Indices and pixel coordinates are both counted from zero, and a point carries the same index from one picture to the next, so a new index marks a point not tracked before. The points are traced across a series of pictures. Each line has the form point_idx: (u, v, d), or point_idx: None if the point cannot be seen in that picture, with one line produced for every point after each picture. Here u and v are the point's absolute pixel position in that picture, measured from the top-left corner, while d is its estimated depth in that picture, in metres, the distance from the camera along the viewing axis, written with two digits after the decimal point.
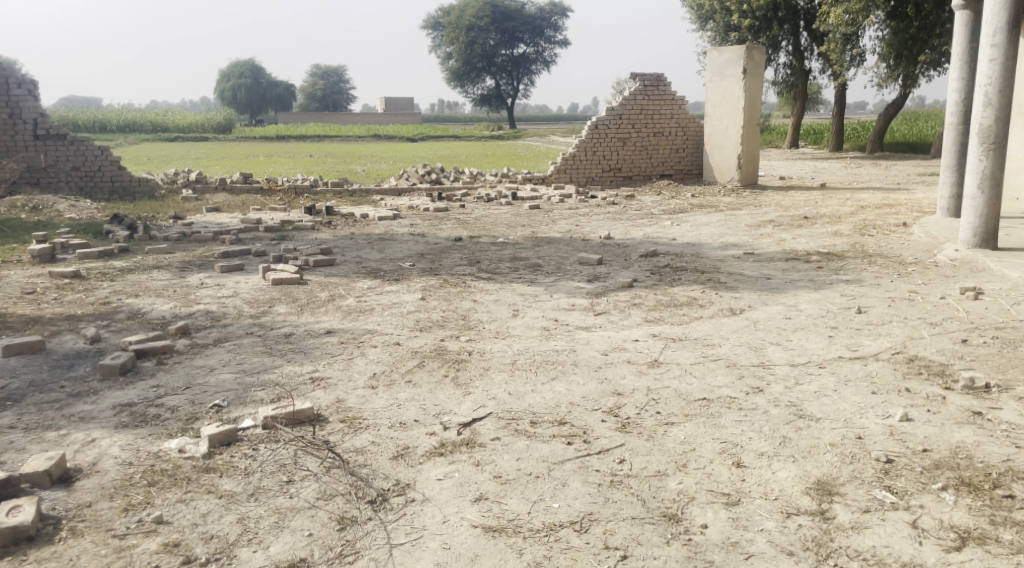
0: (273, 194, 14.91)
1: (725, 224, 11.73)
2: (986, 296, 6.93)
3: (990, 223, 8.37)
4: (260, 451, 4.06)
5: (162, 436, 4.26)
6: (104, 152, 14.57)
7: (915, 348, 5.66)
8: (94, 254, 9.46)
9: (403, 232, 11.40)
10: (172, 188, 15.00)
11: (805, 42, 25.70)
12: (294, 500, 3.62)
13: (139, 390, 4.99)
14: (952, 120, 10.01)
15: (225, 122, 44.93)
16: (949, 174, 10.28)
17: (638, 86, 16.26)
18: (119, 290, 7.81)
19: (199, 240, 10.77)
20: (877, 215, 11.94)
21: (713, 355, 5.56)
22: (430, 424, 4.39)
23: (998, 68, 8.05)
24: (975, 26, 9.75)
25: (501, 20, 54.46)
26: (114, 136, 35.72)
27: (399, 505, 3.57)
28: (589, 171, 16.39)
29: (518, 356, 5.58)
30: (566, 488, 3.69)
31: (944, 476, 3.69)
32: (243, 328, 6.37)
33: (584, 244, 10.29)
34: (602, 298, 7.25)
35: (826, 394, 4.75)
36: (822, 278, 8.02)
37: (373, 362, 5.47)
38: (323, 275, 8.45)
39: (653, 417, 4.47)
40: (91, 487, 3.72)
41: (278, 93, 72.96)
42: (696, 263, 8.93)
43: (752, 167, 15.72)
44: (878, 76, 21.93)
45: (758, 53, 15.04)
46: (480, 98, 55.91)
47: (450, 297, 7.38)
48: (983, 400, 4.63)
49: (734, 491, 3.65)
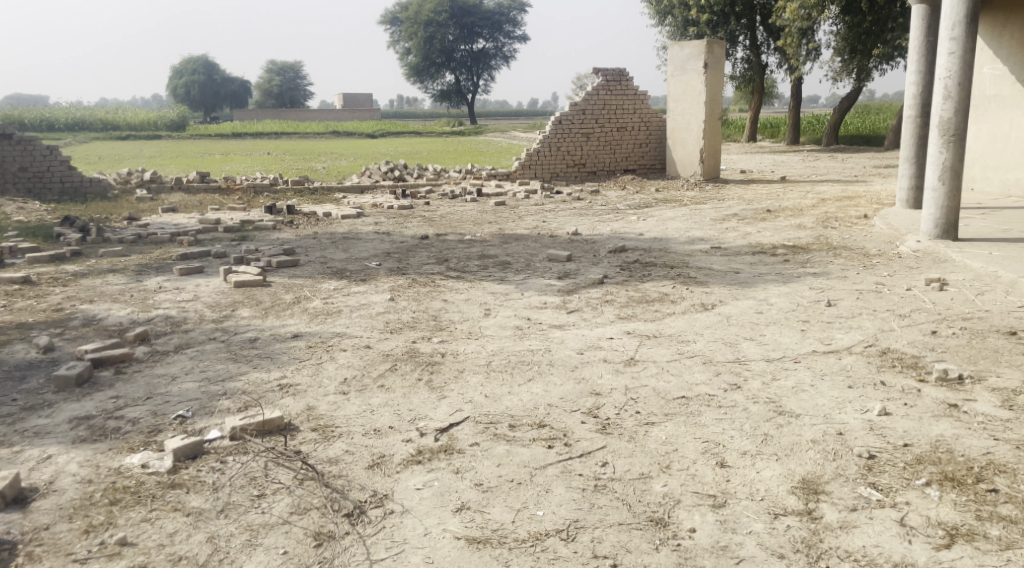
0: (232, 193, 14.59)
1: (691, 218, 11.76)
2: (951, 287, 6.99)
3: (951, 214, 8.46)
4: (228, 464, 3.90)
5: (123, 451, 4.08)
6: (54, 151, 14.12)
7: (886, 340, 5.67)
8: (44, 258, 9.12)
9: (367, 231, 11.22)
10: (125, 188, 14.61)
11: (762, 36, 25.93)
12: (267, 515, 3.47)
13: (97, 401, 4.78)
14: (911, 113, 10.13)
15: (177, 119, 43.93)
16: (908, 167, 10.37)
17: (601, 81, 16.24)
18: (72, 296, 7.53)
19: (155, 242, 10.47)
20: (838, 207, 12.06)
21: (688, 351, 5.51)
22: (406, 431, 4.27)
23: (956, 61, 8.12)
24: (931, 20, 9.87)
25: (459, 15, 54.21)
26: (61, 135, 34.43)
27: (378, 518, 3.44)
28: (553, 166, 16.32)
29: (492, 357, 5.47)
30: (549, 494, 3.59)
31: (927, 471, 3.67)
32: (206, 333, 6.18)
33: (551, 240, 10.21)
34: (574, 296, 7.17)
35: (804, 390, 4.72)
36: (790, 272, 8.04)
37: (344, 366, 5.33)
38: (287, 277, 8.26)
39: (633, 417, 4.40)
40: (48, 508, 3.54)
41: (232, 89, 71.77)
42: (665, 258, 8.91)
43: (713, 162, 15.77)
44: (833, 70, 22.21)
45: (718, 48, 15.12)
46: (440, 93, 55.63)
47: (420, 297, 7.24)
48: (957, 392, 4.64)
49: (720, 493, 3.59)
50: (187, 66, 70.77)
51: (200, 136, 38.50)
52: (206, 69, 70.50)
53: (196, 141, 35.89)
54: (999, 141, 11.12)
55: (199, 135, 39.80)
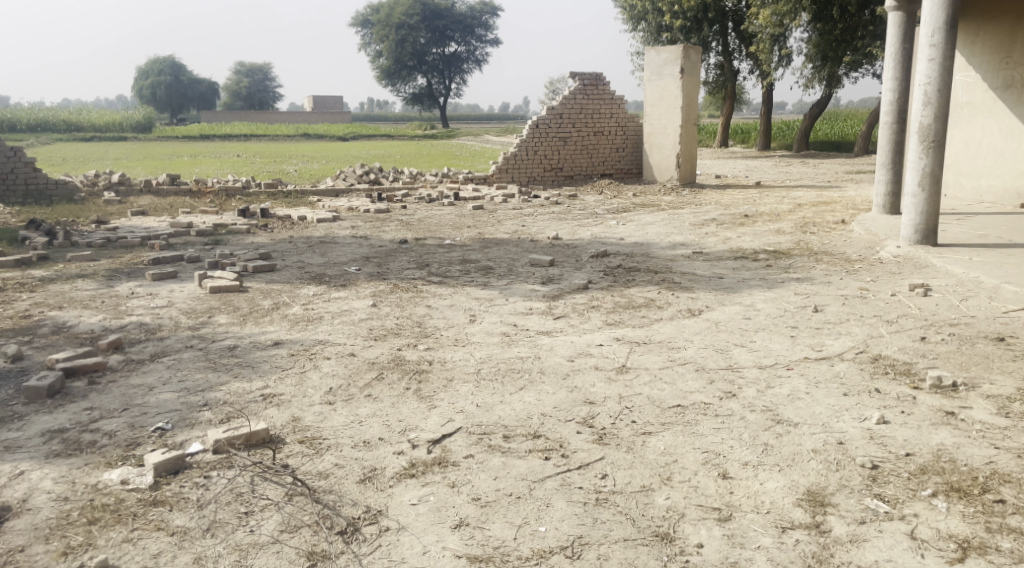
0: (203, 196, 14.32)
1: (670, 223, 11.72)
2: (935, 292, 6.99)
3: (930, 220, 8.49)
4: (212, 479, 3.73)
5: (100, 466, 3.89)
6: (17, 153, 13.74)
7: (877, 347, 5.63)
8: (10, 263, 8.86)
9: (344, 235, 11.04)
10: (93, 191, 14.32)
11: (734, 43, 26.10)
12: (256, 535, 3.32)
13: (70, 413, 4.58)
14: (887, 120, 10.15)
15: (144, 122, 43.43)
16: (885, 172, 10.39)
17: (578, 85, 16.19)
18: (40, 302, 7.27)
19: (125, 246, 10.20)
20: (815, 212, 12.12)
21: (680, 358, 5.43)
22: (397, 442, 4.14)
23: (936, 67, 8.12)
24: (907, 26, 9.89)
25: (431, 18, 53.99)
26: (24, 136, 33.97)
27: (373, 536, 3.31)
28: (530, 170, 16.26)
29: (481, 365, 5.35)
30: (550, 509, 3.49)
31: (933, 482, 3.61)
32: (182, 341, 5.98)
33: (532, 245, 10.11)
34: (560, 301, 7.08)
35: (799, 398, 4.65)
36: (773, 277, 8.01)
37: (329, 375, 5.17)
38: (264, 282, 8.06)
39: (629, 427, 4.30)
40: (22, 528, 3.35)
41: (200, 91, 70.58)
42: (648, 263, 8.86)
43: (690, 167, 15.79)
44: (804, 76, 22.37)
45: (694, 53, 15.16)
46: (411, 96, 55.46)
47: (403, 303, 7.09)
48: (953, 400, 4.58)
49: (725, 506, 3.50)
50: (152, 67, 69.49)
51: (168, 139, 37.87)
52: (172, 70, 69.17)
53: (163, 142, 35.66)
54: (972, 147, 11.21)
55: (167, 137, 39.26)
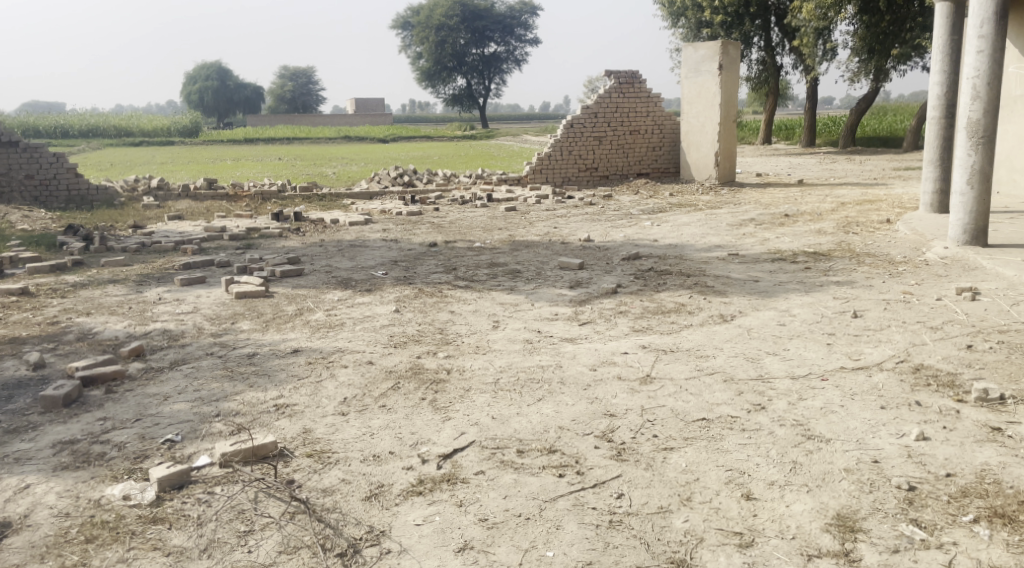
0: (239, 200, 14.39)
1: (706, 224, 11.41)
2: (983, 296, 6.63)
3: (980, 220, 8.08)
4: (216, 496, 3.62)
5: (105, 480, 3.82)
6: (60, 159, 13.97)
7: (919, 356, 5.32)
8: (45, 268, 8.95)
9: (375, 238, 10.98)
10: (132, 196, 14.49)
11: (777, 37, 25.49)
12: (253, 556, 3.20)
13: (83, 424, 4.53)
14: (936, 114, 9.71)
15: (190, 126, 44.10)
16: (932, 170, 9.99)
17: (614, 83, 15.93)
18: (69, 308, 7.31)
19: (159, 251, 10.27)
20: (859, 212, 11.69)
21: (708, 368, 5.20)
22: (407, 457, 3.99)
23: (985, 60, 7.71)
24: (956, 17, 9.45)
25: (471, 20, 54.02)
26: (77, 142, 35.08)
27: (373, 558, 3.18)
28: (565, 170, 16.05)
29: (500, 374, 5.19)
30: (560, 532, 3.31)
31: (974, 506, 3.36)
32: (203, 348, 5.93)
33: (563, 247, 9.93)
34: (586, 306, 6.88)
35: (833, 411, 4.39)
36: (812, 280, 7.69)
37: (344, 385, 5.04)
38: (291, 287, 8.01)
39: (651, 442, 4.10)
40: (19, 547, 3.28)
41: (245, 95, 71.89)
42: (681, 265, 8.62)
43: (729, 164, 15.41)
44: (850, 70, 21.71)
45: (732, 49, 14.76)
46: (451, 97, 55.48)
47: (426, 309, 6.95)
48: (999, 414, 4.28)
49: (747, 530, 3.29)
50: (199, 73, 70.82)
51: (211, 142, 38.81)
52: (219, 75, 70.70)
53: (208, 146, 36.48)
54: None
55: (211, 140, 39.90)
